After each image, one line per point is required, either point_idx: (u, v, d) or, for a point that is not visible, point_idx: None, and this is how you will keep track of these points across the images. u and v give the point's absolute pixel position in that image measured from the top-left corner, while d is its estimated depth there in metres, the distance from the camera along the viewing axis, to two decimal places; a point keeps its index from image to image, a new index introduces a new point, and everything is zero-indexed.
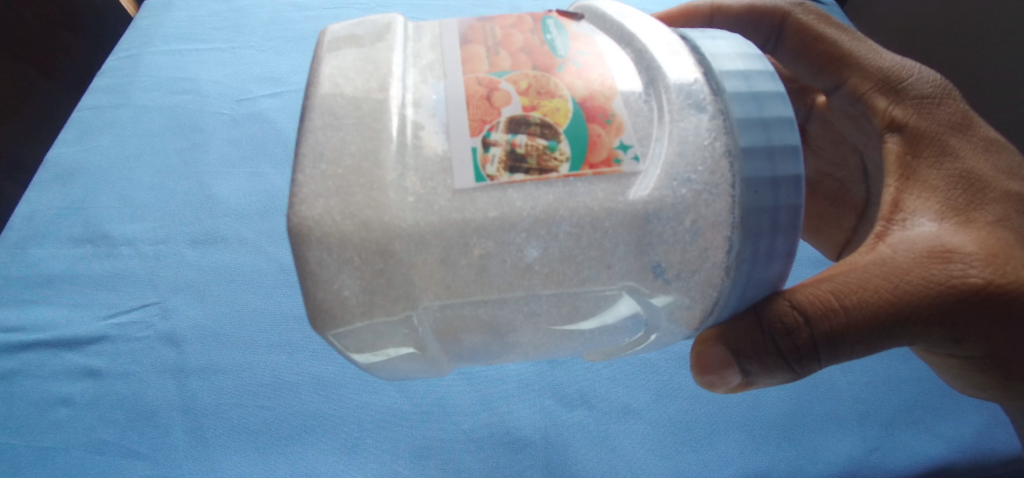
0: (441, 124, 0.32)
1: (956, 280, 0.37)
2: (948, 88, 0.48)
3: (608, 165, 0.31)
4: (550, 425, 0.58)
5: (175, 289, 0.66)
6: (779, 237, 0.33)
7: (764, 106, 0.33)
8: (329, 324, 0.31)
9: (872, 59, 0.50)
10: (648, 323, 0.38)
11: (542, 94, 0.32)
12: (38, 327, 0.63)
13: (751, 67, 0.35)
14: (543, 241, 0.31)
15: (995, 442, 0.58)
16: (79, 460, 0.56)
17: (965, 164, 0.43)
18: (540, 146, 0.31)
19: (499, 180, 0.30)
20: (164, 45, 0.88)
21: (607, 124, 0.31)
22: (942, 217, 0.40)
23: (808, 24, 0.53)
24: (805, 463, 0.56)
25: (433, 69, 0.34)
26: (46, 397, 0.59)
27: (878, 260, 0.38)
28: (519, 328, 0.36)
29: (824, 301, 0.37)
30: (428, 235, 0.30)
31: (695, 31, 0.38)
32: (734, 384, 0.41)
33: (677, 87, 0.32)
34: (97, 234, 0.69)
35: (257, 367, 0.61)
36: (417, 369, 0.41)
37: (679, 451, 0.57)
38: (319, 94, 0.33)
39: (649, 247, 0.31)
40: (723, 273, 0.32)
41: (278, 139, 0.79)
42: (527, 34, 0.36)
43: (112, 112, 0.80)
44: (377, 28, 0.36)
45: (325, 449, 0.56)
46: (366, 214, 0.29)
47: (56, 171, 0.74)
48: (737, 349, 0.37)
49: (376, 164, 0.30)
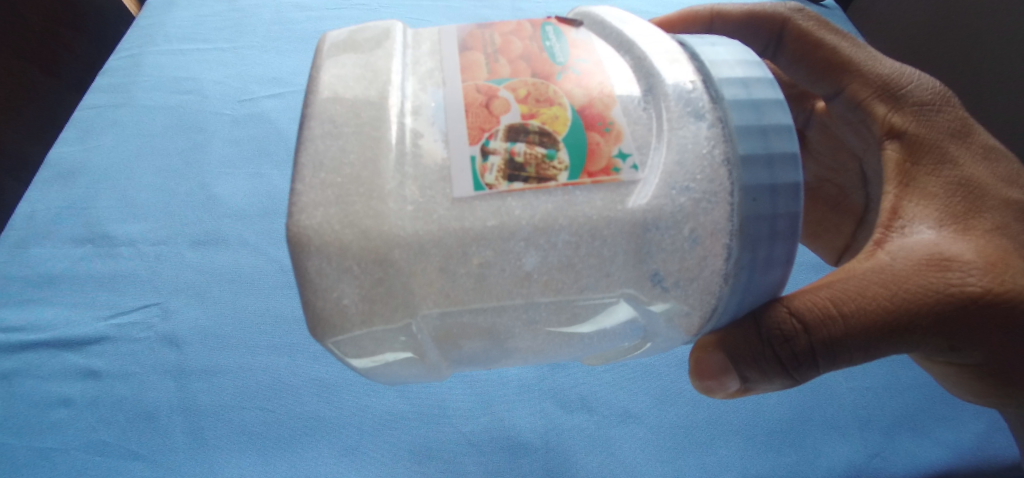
0: (441, 133, 0.32)
1: (955, 288, 0.37)
2: (949, 94, 0.48)
3: (607, 174, 0.31)
4: (549, 428, 0.58)
5: (176, 290, 0.66)
6: (779, 246, 0.33)
7: (764, 114, 0.33)
8: (329, 332, 0.31)
9: (872, 64, 0.49)
10: (646, 329, 0.38)
11: (541, 102, 0.32)
12: (38, 327, 0.63)
13: (750, 74, 0.35)
14: (542, 249, 0.31)
15: (997, 449, 0.58)
16: (80, 460, 0.56)
17: (965, 171, 0.43)
18: (539, 154, 0.31)
19: (498, 189, 0.30)
20: (166, 45, 0.89)
21: (606, 132, 0.31)
22: (941, 225, 0.40)
23: (807, 30, 0.53)
24: (805, 469, 0.57)
25: (432, 76, 0.34)
26: (47, 397, 0.60)
27: (877, 267, 0.38)
28: (518, 334, 0.36)
29: (822, 308, 0.37)
30: (427, 243, 0.30)
31: (695, 38, 0.38)
32: (733, 390, 0.41)
33: (676, 94, 0.32)
34: (99, 234, 0.69)
35: (258, 369, 0.61)
36: (416, 374, 0.41)
37: (678, 456, 0.57)
38: (318, 102, 0.33)
39: (648, 255, 0.32)
40: (722, 281, 0.32)
41: (279, 140, 0.79)
42: (526, 41, 0.36)
43: (114, 112, 0.80)
44: (377, 34, 0.36)
45: (325, 451, 0.57)
46: (365, 223, 0.29)
47: (58, 171, 0.74)
48: (735, 357, 0.37)
49: (375, 173, 0.30)
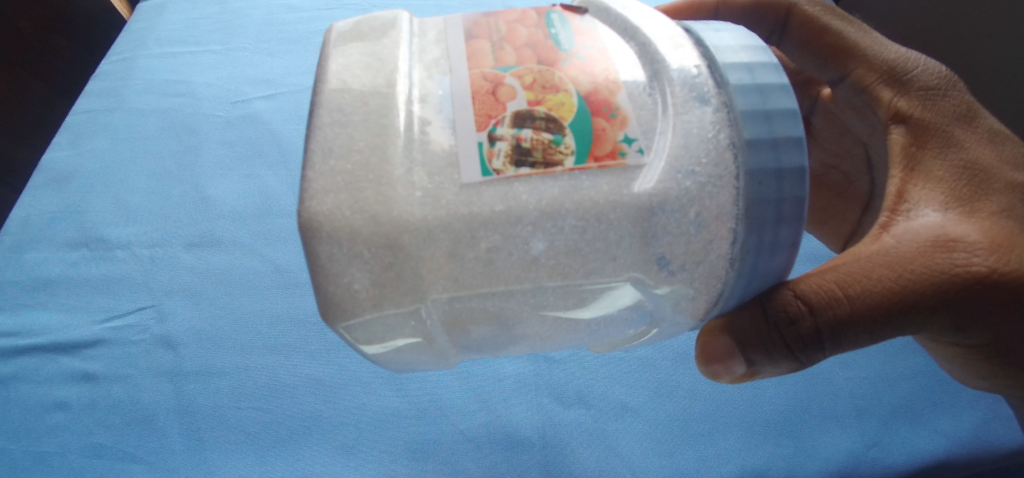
0: (448, 120, 0.32)
1: (960, 269, 0.37)
2: (954, 80, 0.48)
3: (613, 158, 0.31)
4: (550, 423, 0.58)
5: (172, 292, 0.65)
6: (785, 229, 0.33)
7: (769, 97, 0.33)
8: (339, 317, 0.31)
9: (877, 50, 0.50)
10: (653, 314, 0.38)
11: (547, 89, 0.33)
12: (33, 332, 0.63)
13: (755, 59, 0.35)
14: (549, 234, 0.31)
15: (996, 437, 0.58)
16: (77, 464, 0.56)
17: (969, 155, 0.43)
18: (545, 140, 0.31)
19: (505, 175, 0.30)
20: (157, 48, 0.88)
21: (612, 117, 0.32)
22: (946, 207, 0.40)
23: (813, 16, 0.53)
24: (806, 461, 0.57)
25: (438, 65, 0.34)
26: (41, 402, 0.59)
27: (883, 249, 0.38)
28: (525, 319, 0.36)
29: (828, 290, 0.37)
30: (436, 229, 0.30)
31: (699, 23, 0.38)
32: (739, 374, 0.42)
33: (681, 79, 0.33)
34: (94, 237, 0.69)
35: (257, 368, 0.61)
36: (425, 361, 0.41)
37: (678, 449, 0.57)
38: (325, 91, 0.33)
39: (653, 239, 0.32)
40: (728, 264, 0.33)
41: (273, 140, 0.79)
42: (531, 29, 0.36)
43: (108, 115, 0.80)
44: (382, 24, 0.36)
45: (324, 450, 0.56)
46: (374, 208, 0.29)
47: (51, 175, 0.74)
48: (742, 340, 0.38)
49: (384, 160, 0.30)
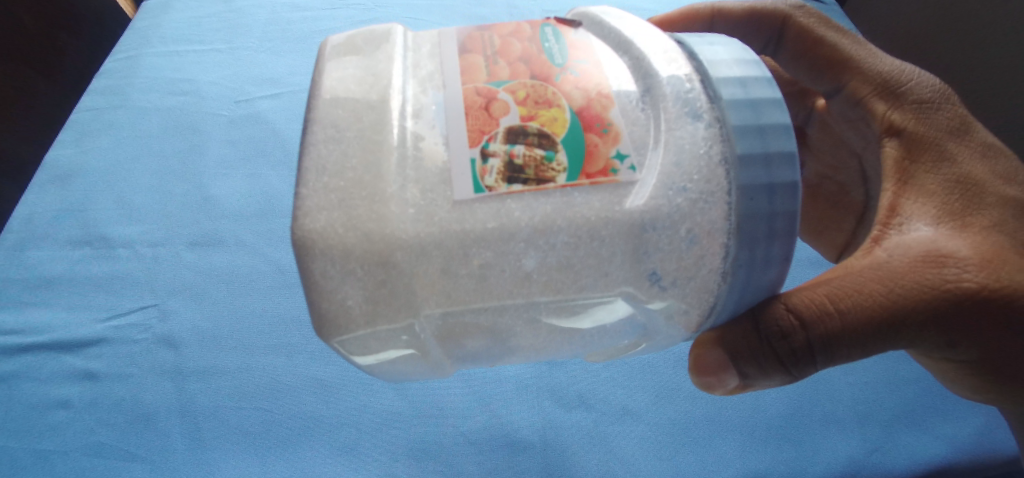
0: (442, 135, 0.32)
1: (951, 285, 0.38)
2: (948, 92, 0.48)
3: (606, 175, 0.31)
4: (548, 426, 0.58)
5: (174, 292, 0.66)
6: (777, 244, 0.33)
7: (761, 113, 0.33)
8: (333, 332, 0.31)
9: (871, 62, 0.50)
10: (645, 326, 0.39)
11: (540, 104, 0.33)
12: (36, 329, 0.64)
13: (748, 74, 0.35)
14: (541, 250, 0.31)
15: (995, 444, 0.59)
16: (80, 461, 0.57)
17: (962, 169, 0.43)
18: (537, 157, 0.31)
19: (498, 191, 0.31)
20: (162, 46, 0.89)
21: (604, 134, 0.32)
22: (938, 222, 0.40)
23: (808, 27, 0.53)
24: (804, 465, 0.57)
25: (432, 79, 0.35)
26: (46, 400, 0.60)
27: (874, 264, 0.38)
28: (519, 332, 0.37)
29: (819, 305, 0.37)
30: (428, 246, 0.31)
31: (693, 37, 0.38)
32: (732, 386, 0.42)
33: (674, 95, 0.33)
34: (96, 236, 0.70)
35: (259, 369, 0.62)
36: (420, 371, 0.41)
37: (677, 452, 0.57)
38: (321, 106, 0.33)
39: (645, 255, 0.32)
40: (720, 279, 0.33)
41: (277, 140, 0.79)
42: (525, 43, 0.36)
43: (111, 114, 0.80)
44: (378, 38, 0.36)
45: (326, 450, 0.57)
46: (368, 226, 0.30)
47: (54, 174, 0.74)
48: (734, 352, 0.38)
49: (378, 176, 0.30)
